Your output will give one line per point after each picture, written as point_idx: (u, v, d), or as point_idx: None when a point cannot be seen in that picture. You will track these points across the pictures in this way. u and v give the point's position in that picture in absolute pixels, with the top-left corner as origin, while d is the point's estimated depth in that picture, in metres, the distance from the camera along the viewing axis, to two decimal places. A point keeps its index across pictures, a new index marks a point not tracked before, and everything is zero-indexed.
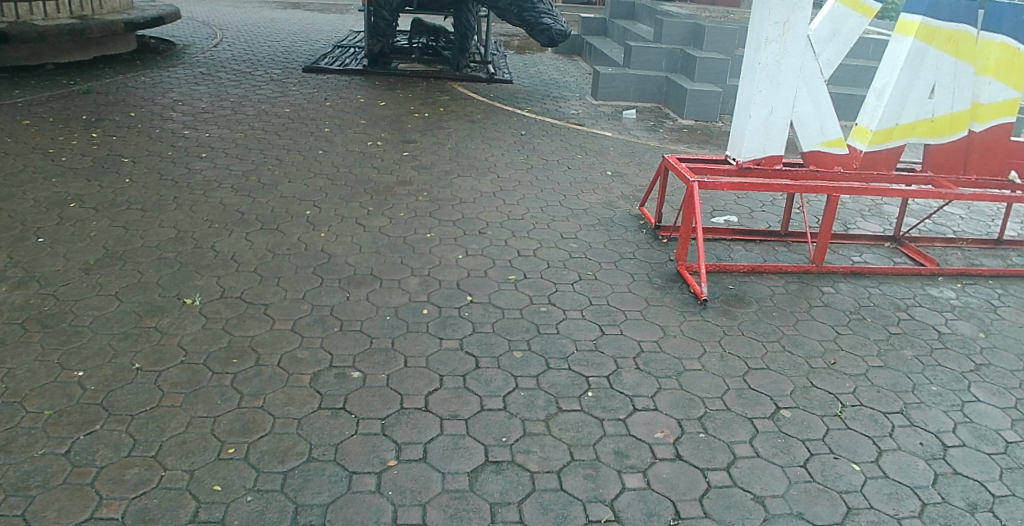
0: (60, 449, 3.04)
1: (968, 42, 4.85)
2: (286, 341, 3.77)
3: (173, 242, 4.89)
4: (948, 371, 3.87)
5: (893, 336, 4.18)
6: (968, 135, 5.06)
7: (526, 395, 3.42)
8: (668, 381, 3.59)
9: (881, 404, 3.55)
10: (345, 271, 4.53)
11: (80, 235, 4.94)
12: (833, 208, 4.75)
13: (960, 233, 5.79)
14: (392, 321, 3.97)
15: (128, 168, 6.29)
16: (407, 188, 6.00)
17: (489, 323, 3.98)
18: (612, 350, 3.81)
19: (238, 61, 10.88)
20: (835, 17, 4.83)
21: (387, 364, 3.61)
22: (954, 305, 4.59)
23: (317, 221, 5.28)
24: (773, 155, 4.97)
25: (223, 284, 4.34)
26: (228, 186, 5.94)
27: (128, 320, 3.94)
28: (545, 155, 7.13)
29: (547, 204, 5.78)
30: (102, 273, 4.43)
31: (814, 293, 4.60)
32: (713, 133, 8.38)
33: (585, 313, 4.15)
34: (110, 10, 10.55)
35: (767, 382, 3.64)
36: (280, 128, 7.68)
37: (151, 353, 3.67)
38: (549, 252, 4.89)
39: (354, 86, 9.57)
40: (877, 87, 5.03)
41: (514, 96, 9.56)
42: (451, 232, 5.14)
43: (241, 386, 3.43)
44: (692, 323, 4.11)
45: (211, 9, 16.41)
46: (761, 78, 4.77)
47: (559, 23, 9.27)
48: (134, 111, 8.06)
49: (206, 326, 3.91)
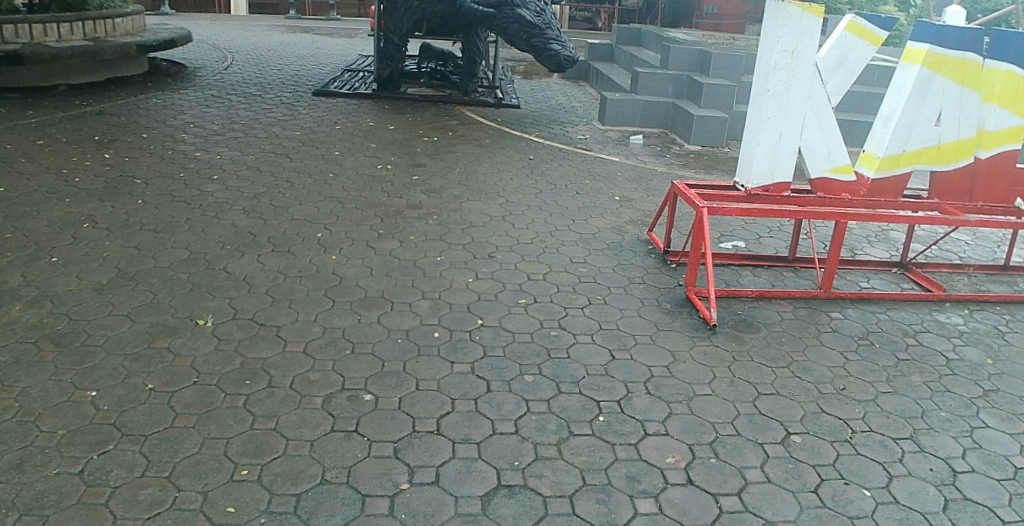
0: (74, 468, 3.06)
1: (973, 69, 4.90)
2: (297, 364, 3.79)
3: (185, 263, 4.93)
4: (957, 397, 3.88)
5: (902, 362, 4.18)
6: (974, 162, 5.11)
7: (538, 419, 3.44)
8: (679, 405, 3.60)
9: (891, 430, 3.56)
10: (356, 293, 4.56)
11: (93, 255, 4.99)
12: (841, 235, 4.78)
13: (966, 259, 5.82)
14: (404, 344, 4.00)
15: (140, 189, 6.36)
16: (417, 211, 6.06)
17: (500, 346, 4.01)
18: (623, 375, 3.82)
19: (248, 84, 10.99)
20: (842, 46, 4.90)
21: (399, 386, 3.63)
22: (961, 332, 4.61)
23: (327, 244, 5.33)
24: (780, 182, 5.02)
25: (236, 306, 4.38)
26: (240, 208, 6.00)
27: (141, 341, 3.98)
28: (554, 180, 7.20)
29: (556, 229, 5.82)
30: (115, 293, 4.48)
31: (822, 319, 4.62)
32: (719, 159, 8.44)
33: (596, 337, 4.17)
34: (123, 33, 10.75)
35: (777, 407, 3.65)
36: (290, 151, 7.76)
37: (164, 374, 3.69)
38: (559, 276, 4.93)
39: (364, 110, 9.68)
40: (883, 114, 5.06)
41: (522, 121, 9.65)
42: (461, 255, 5.18)
43: (253, 408, 3.46)
44: (702, 348, 4.13)
45: (223, 33, 16.64)
46: (769, 106, 4.82)
47: (566, 49, 9.39)
48: (145, 133, 8.16)
49: (218, 348, 3.94)
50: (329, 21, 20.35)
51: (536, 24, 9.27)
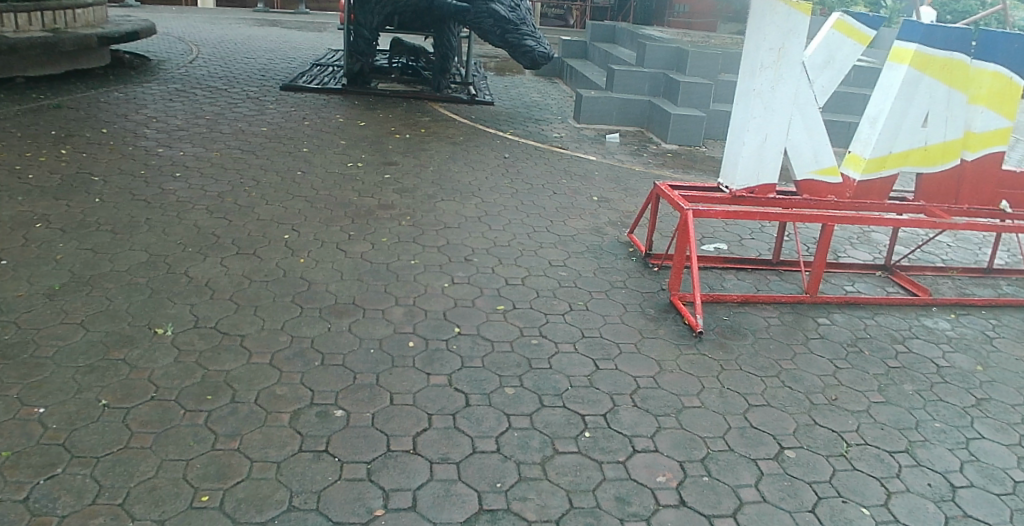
0: (18, 495, 2.82)
1: (961, 70, 4.80)
2: (263, 377, 3.55)
3: (145, 266, 4.67)
4: (950, 407, 3.78)
5: (892, 370, 4.07)
6: (960, 164, 5.02)
7: (520, 436, 3.24)
8: (667, 419, 3.43)
9: (886, 443, 3.44)
10: (326, 299, 4.33)
11: (46, 258, 4.70)
12: (827, 238, 4.65)
13: (949, 262, 5.76)
14: (377, 355, 3.76)
15: (98, 187, 6.05)
16: (389, 212, 5.83)
17: (479, 356, 3.80)
18: (608, 387, 3.64)
19: (213, 78, 10.65)
20: (830, 44, 4.76)
21: (372, 401, 3.40)
22: (949, 337, 4.52)
23: (295, 246, 5.09)
24: (766, 184, 4.88)
25: (197, 313, 4.12)
26: (203, 208, 5.73)
27: (95, 351, 3.72)
28: (529, 179, 7.02)
29: (533, 230, 5.63)
30: (68, 299, 4.21)
31: (810, 325, 4.49)
32: (696, 158, 8.32)
33: (578, 346, 3.98)
34: (83, 24, 10.39)
35: (769, 420, 3.50)
36: (257, 147, 7.49)
37: (120, 389, 3.45)
38: (538, 281, 4.74)
39: (333, 105, 9.42)
40: (870, 115, 4.94)
41: (496, 118, 9.46)
42: (436, 258, 4.97)
43: (215, 426, 3.21)
44: (689, 357, 3.96)
45: (189, 25, 16.25)
46: (755, 105, 4.67)
47: (542, 46, 9.14)
48: (105, 127, 7.83)
49: (178, 360, 3.68)
50: (298, 14, 20.01)
51: (510, 19, 9.05)
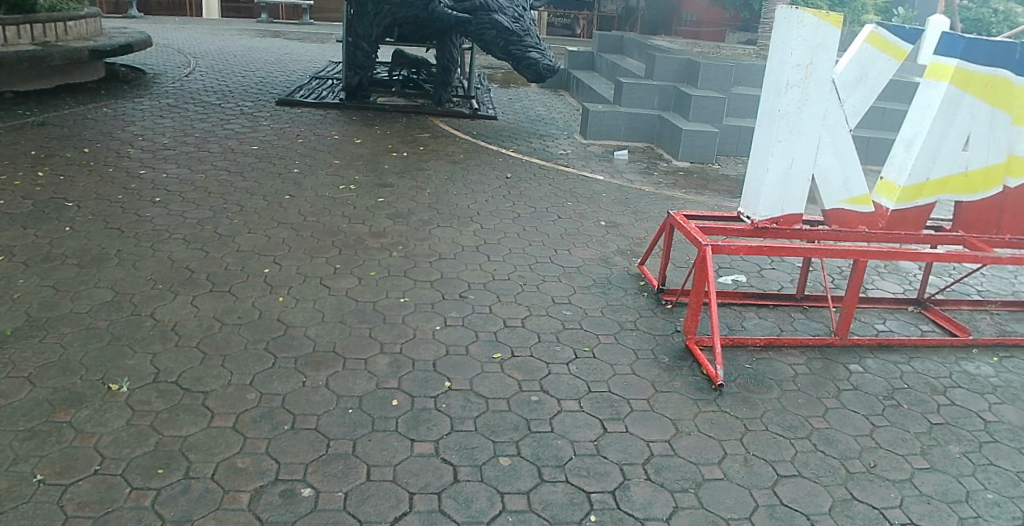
0: None
1: (1005, 88, 4.35)
2: (223, 445, 3.12)
3: (108, 307, 4.25)
4: (1005, 473, 3.32)
5: (935, 428, 3.61)
6: (1002, 191, 4.57)
7: (514, 522, 2.80)
8: (685, 496, 2.99)
9: (935, 522, 2.98)
10: (304, 347, 3.90)
11: (2, 297, 4.30)
12: (859, 275, 4.20)
13: (985, 294, 5.30)
14: (355, 417, 3.33)
15: (71, 214, 5.66)
16: (380, 241, 5.41)
17: (471, 418, 3.36)
18: (616, 455, 3.20)
19: (208, 92, 10.28)
20: (861, 60, 4.33)
21: (345, 476, 2.97)
22: (995, 386, 4.05)
23: (275, 281, 4.67)
24: (791, 214, 4.42)
25: (159, 364, 3.70)
26: (180, 237, 5.32)
27: (38, 413, 3.29)
28: (532, 201, 6.59)
29: (536, 261, 5.20)
30: (18, 347, 3.79)
31: (841, 373, 4.03)
32: (710, 176, 7.88)
33: (583, 403, 3.54)
34: (75, 37, 10.04)
35: (801, 496, 3.05)
36: (245, 168, 7.09)
37: (60, 460, 3.02)
38: (539, 322, 4.30)
39: (330, 121, 9.03)
40: (904, 138, 4.49)
41: (499, 134, 9.04)
42: (428, 296, 4.55)
43: (163, 510, 2.79)
44: (708, 416, 3.52)
45: (190, 36, 15.93)
46: (780, 128, 4.23)
47: (547, 58, 8.73)
48: (89, 147, 7.45)
49: (131, 423, 3.25)
50: (302, 24, 19.69)
51: (513, 31, 8.68)
